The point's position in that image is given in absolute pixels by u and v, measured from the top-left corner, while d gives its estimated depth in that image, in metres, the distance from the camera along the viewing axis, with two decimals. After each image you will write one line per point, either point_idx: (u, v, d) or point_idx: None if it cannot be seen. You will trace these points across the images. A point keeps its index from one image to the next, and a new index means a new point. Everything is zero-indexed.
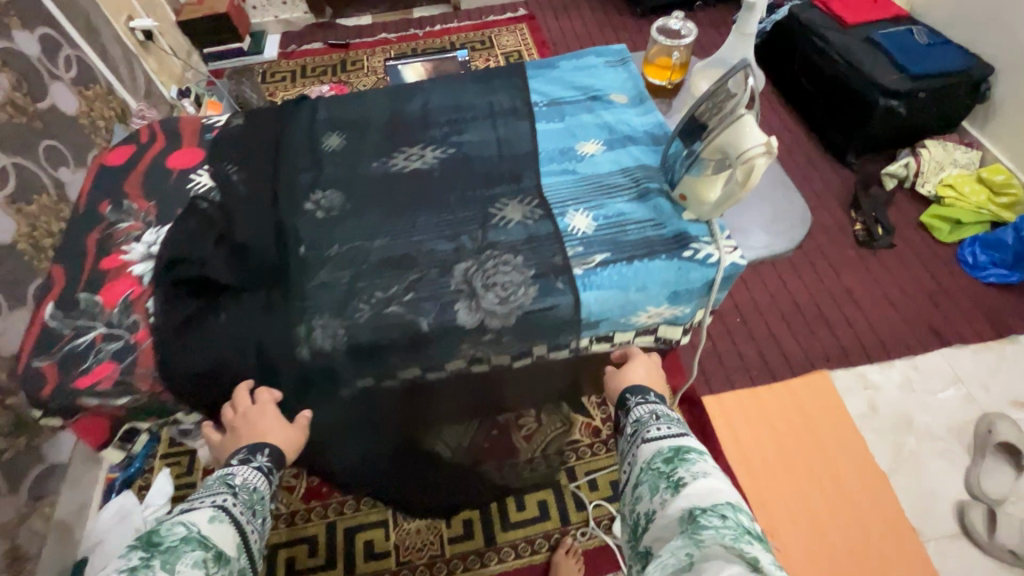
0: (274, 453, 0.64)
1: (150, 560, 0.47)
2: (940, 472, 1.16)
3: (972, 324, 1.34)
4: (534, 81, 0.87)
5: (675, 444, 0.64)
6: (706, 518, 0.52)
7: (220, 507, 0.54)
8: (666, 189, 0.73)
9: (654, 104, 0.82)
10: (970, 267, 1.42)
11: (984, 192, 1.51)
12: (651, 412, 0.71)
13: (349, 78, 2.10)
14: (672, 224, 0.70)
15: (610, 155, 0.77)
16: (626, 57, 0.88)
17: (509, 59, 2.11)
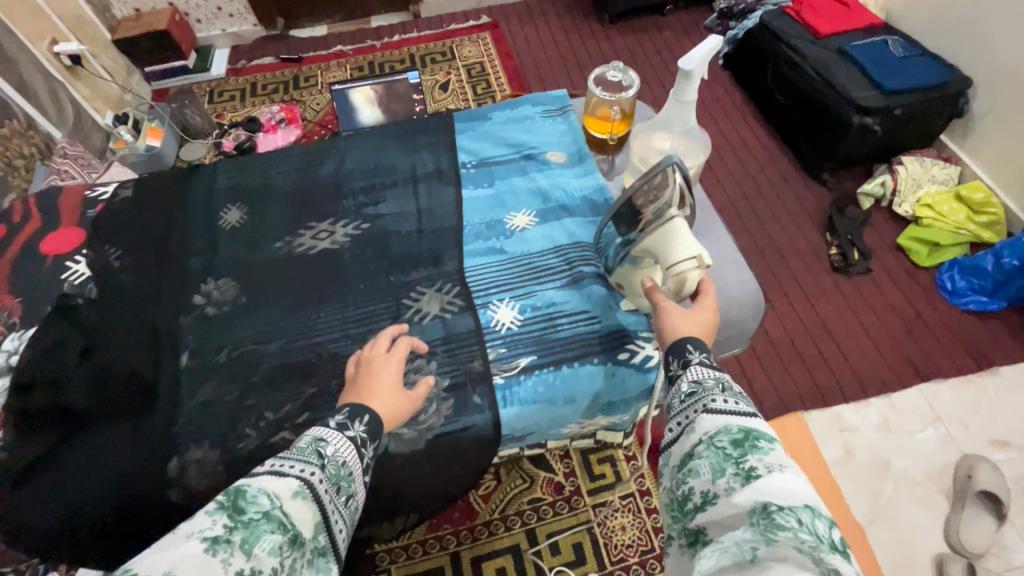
0: (372, 422, 0.62)
1: (233, 534, 0.44)
2: (918, 523, 1.10)
3: (951, 356, 1.28)
4: (467, 137, 0.99)
5: (744, 424, 0.50)
6: (783, 516, 0.40)
7: (305, 481, 0.52)
8: (600, 273, 0.81)
9: (592, 164, 0.93)
10: (949, 294, 1.36)
11: (963, 210, 1.44)
12: (716, 376, 0.56)
13: (301, 95, 1.98)
14: (606, 319, 0.76)
15: (542, 229, 0.86)
16: (565, 109, 0.99)
17: (471, 71, 2.00)
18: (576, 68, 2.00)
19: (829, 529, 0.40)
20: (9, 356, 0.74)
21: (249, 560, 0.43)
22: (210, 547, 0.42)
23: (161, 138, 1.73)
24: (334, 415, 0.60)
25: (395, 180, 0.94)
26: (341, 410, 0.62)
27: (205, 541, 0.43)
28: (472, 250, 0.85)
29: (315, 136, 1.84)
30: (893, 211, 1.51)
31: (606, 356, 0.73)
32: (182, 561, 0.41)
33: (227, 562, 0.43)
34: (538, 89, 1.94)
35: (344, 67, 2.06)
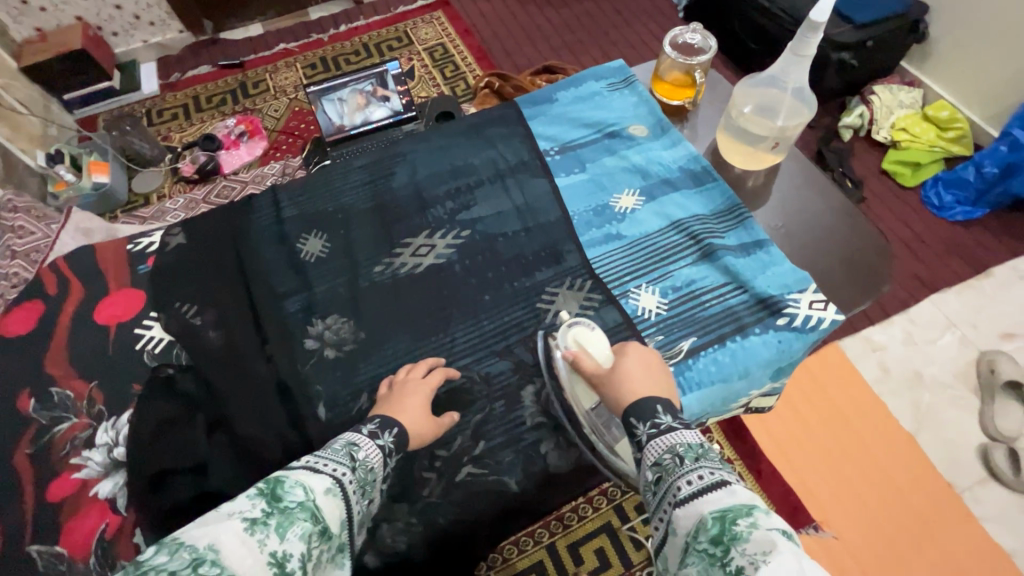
0: (400, 434, 0.68)
1: (270, 517, 0.48)
2: (957, 421, 1.20)
3: (951, 266, 1.39)
4: (545, 124, 1.05)
5: (719, 508, 0.50)
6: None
7: (337, 480, 0.56)
8: (727, 243, 0.88)
9: (676, 133, 1.00)
10: (937, 209, 1.47)
11: (932, 130, 1.55)
12: (670, 451, 0.57)
13: (255, 102, 1.81)
14: (755, 288, 0.83)
15: (652, 207, 0.93)
16: (633, 80, 1.06)
17: (434, 54, 1.90)
18: (542, 38, 1.95)
19: None
20: (110, 448, 0.77)
21: (282, 542, 0.47)
22: (249, 526, 0.46)
23: (109, 172, 1.53)
24: (364, 423, 0.67)
25: (482, 183, 1.00)
26: (371, 420, 0.68)
27: (245, 522, 0.46)
28: (591, 242, 0.92)
29: (283, 147, 1.70)
30: (872, 138, 1.58)
31: (764, 325, 0.80)
32: (225, 536, 0.45)
33: (263, 543, 0.46)
34: (509, 65, 1.88)
35: (293, 67, 1.90)
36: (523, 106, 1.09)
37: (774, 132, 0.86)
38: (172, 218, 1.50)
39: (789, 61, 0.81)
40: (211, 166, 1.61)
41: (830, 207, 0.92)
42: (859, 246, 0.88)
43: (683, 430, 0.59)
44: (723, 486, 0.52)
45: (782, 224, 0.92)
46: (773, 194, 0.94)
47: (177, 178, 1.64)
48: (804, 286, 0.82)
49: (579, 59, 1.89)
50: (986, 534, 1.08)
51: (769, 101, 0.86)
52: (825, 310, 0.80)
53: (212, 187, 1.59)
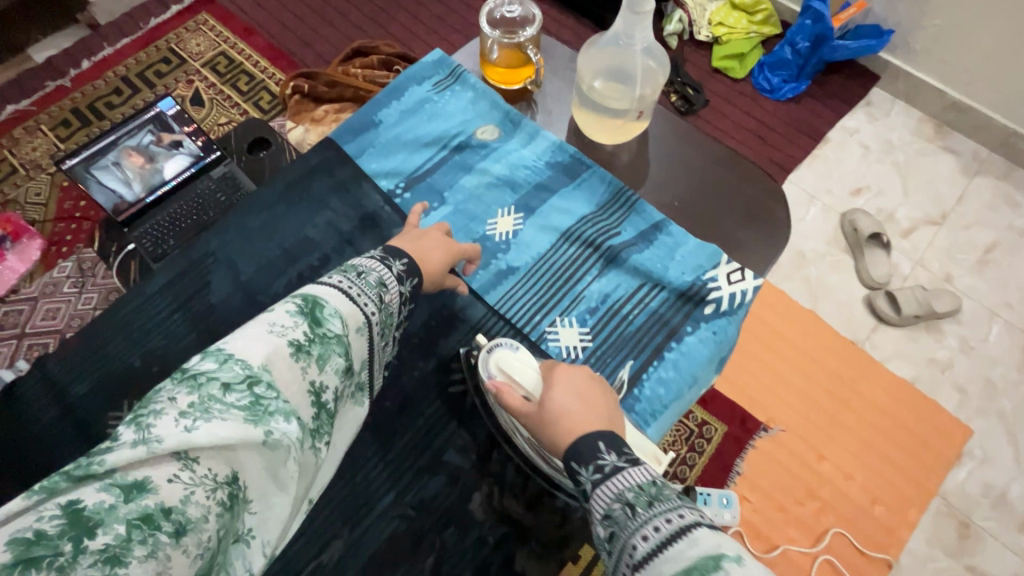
0: (416, 286, 0.69)
1: (312, 348, 0.53)
2: (842, 283, 1.31)
3: (796, 143, 1.48)
4: (384, 160, 0.91)
5: (685, 564, 0.43)
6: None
7: (365, 320, 0.60)
8: (622, 236, 0.85)
9: (530, 125, 0.92)
10: (770, 92, 1.54)
11: (743, 17, 1.59)
12: (620, 499, 0.51)
13: (4, 192, 1.40)
14: (672, 283, 0.82)
15: (536, 222, 0.87)
16: (460, 72, 0.95)
17: (218, 68, 1.59)
18: (338, 16, 1.70)
19: None
20: None
21: (321, 373, 0.53)
22: (294, 354, 0.52)
23: None
24: (373, 252, 0.66)
25: (330, 256, 0.87)
26: (401, 258, 0.68)
27: (291, 347, 0.52)
28: (486, 288, 0.84)
29: (68, 238, 1.34)
30: (696, 40, 1.61)
31: (693, 320, 0.81)
32: (276, 361, 0.50)
33: (306, 370, 0.52)
34: (312, 57, 1.63)
35: (38, 132, 1.49)
36: (343, 141, 0.93)
37: (635, 103, 0.80)
38: None
39: (628, 21, 0.75)
40: None
41: (715, 161, 0.89)
42: (751, 196, 0.87)
43: (636, 470, 0.53)
44: (684, 536, 0.45)
45: (675, 202, 0.89)
46: (651, 165, 0.90)
47: None
48: (717, 260, 0.82)
49: (387, 28, 1.68)
50: (892, 373, 1.22)
51: (618, 69, 0.81)
52: (745, 281, 0.81)
53: None
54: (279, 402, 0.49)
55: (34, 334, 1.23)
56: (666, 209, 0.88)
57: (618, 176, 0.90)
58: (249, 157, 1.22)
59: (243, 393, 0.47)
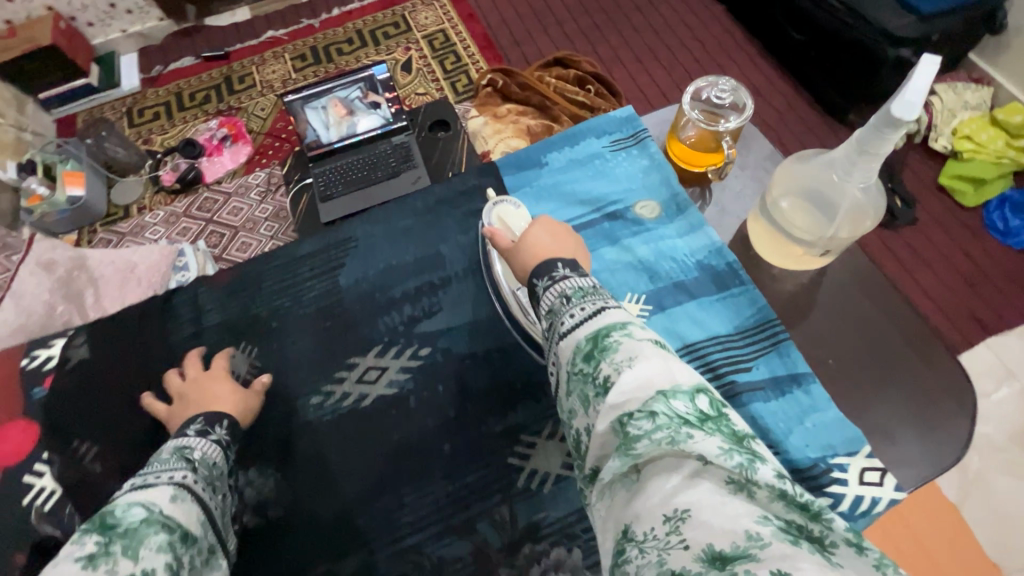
0: (232, 424, 0.71)
1: (112, 545, 0.47)
2: (1010, 491, 1.06)
3: (1013, 306, 1.22)
4: (533, 200, 0.91)
5: (593, 329, 0.51)
6: (636, 424, 0.42)
7: (179, 485, 0.57)
8: (750, 379, 0.75)
9: (697, 214, 0.86)
10: (1002, 234, 1.28)
11: (1001, 137, 1.33)
12: (559, 295, 0.56)
13: (240, 100, 1.67)
14: (788, 452, 0.71)
15: (661, 322, 0.80)
16: (644, 138, 0.93)
17: (434, 42, 1.72)
18: (554, 22, 1.74)
19: (693, 402, 0.43)
20: None
21: (138, 561, 0.47)
22: (88, 563, 0.45)
23: (85, 184, 1.46)
24: (189, 426, 0.67)
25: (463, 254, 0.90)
26: (197, 419, 0.69)
27: (82, 558, 0.45)
28: None
29: (270, 152, 1.57)
30: (929, 147, 1.38)
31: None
32: None
33: (112, 570, 0.45)
34: (516, 55, 1.69)
35: (281, 58, 1.75)
36: (506, 170, 0.96)
37: (822, 241, 0.71)
38: (151, 233, 1.45)
39: (849, 157, 0.64)
40: (191, 175, 1.50)
41: (906, 339, 0.76)
42: (928, 386, 0.74)
43: (579, 276, 0.57)
44: (601, 311, 0.52)
45: (831, 360, 0.76)
46: (817, 308, 0.79)
47: (157, 188, 1.54)
48: (855, 449, 0.70)
49: (595, 46, 1.68)
50: None
51: (818, 197, 0.70)
52: (881, 488, 0.67)
53: (194, 199, 1.50)
54: None
55: (218, 223, 1.46)
56: (817, 366, 0.76)
57: (772, 307, 0.81)
58: (427, 133, 1.29)
59: None
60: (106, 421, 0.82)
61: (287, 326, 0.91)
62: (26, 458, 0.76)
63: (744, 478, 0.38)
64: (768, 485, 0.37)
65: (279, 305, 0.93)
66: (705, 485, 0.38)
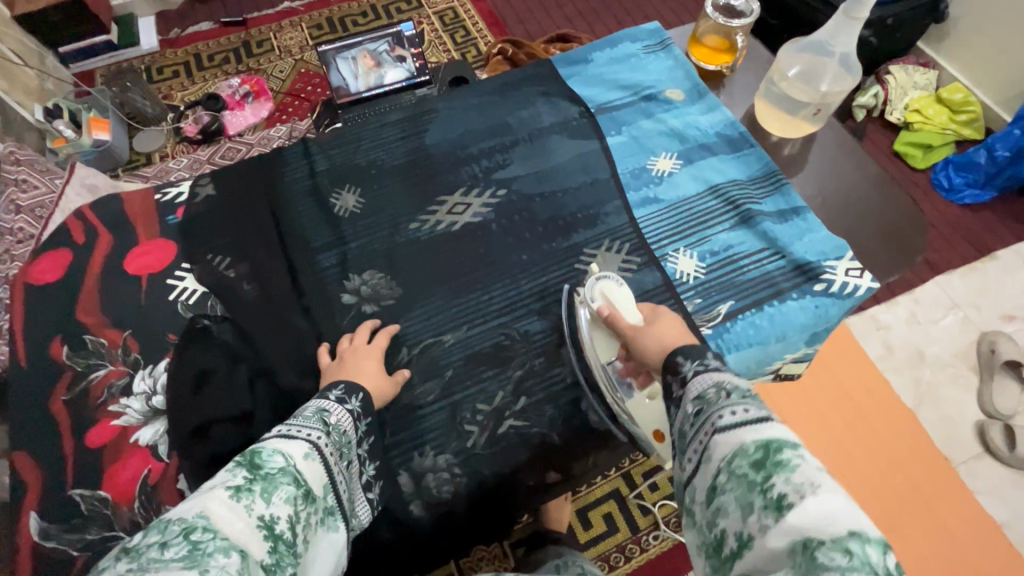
0: (366, 398, 0.73)
1: (254, 483, 0.52)
2: (955, 398, 1.24)
3: (957, 249, 1.41)
4: (579, 86, 1.14)
5: (762, 436, 0.51)
6: (826, 554, 0.42)
7: (313, 446, 0.61)
8: (760, 209, 0.96)
9: (713, 99, 1.08)
10: (947, 191, 1.48)
11: (944, 112, 1.55)
12: (716, 385, 0.58)
13: (259, 62, 1.76)
14: (793, 258, 0.91)
15: (689, 172, 1.01)
16: (669, 44, 1.15)
17: (444, 18, 1.85)
18: (555, 5, 1.90)
19: (883, 554, 0.42)
20: (148, 396, 0.82)
21: (269, 504, 0.52)
22: (234, 494, 0.51)
23: (109, 130, 1.52)
24: (334, 390, 0.71)
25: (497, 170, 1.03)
26: (338, 386, 0.73)
27: (230, 489, 0.51)
28: (632, 205, 0.99)
29: (290, 110, 1.66)
30: (885, 119, 1.59)
31: (802, 290, 0.89)
32: (212, 504, 0.49)
33: (250, 508, 0.51)
34: (521, 32, 1.84)
35: (298, 27, 1.84)
36: (559, 65, 1.17)
37: (817, 99, 0.96)
38: (176, 177, 1.51)
39: (840, 24, 0.91)
40: (215, 126, 1.58)
41: (874, 187, 1.01)
42: (899, 228, 0.97)
43: (729, 372, 0.61)
44: (768, 419, 0.53)
45: (817, 194, 1.01)
46: (810, 164, 1.03)
47: (179, 138, 1.61)
48: (841, 254, 0.91)
49: (593, 27, 1.85)
50: (982, 508, 1.12)
51: (815, 67, 0.96)
52: (861, 278, 0.89)
53: (216, 148, 1.57)
54: (219, 542, 0.47)
55: None
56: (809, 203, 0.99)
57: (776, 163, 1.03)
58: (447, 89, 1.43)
59: (181, 545, 0.46)
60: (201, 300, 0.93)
61: (384, 173, 1.04)
62: (169, 266, 0.94)
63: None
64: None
65: (376, 156, 1.06)
66: None
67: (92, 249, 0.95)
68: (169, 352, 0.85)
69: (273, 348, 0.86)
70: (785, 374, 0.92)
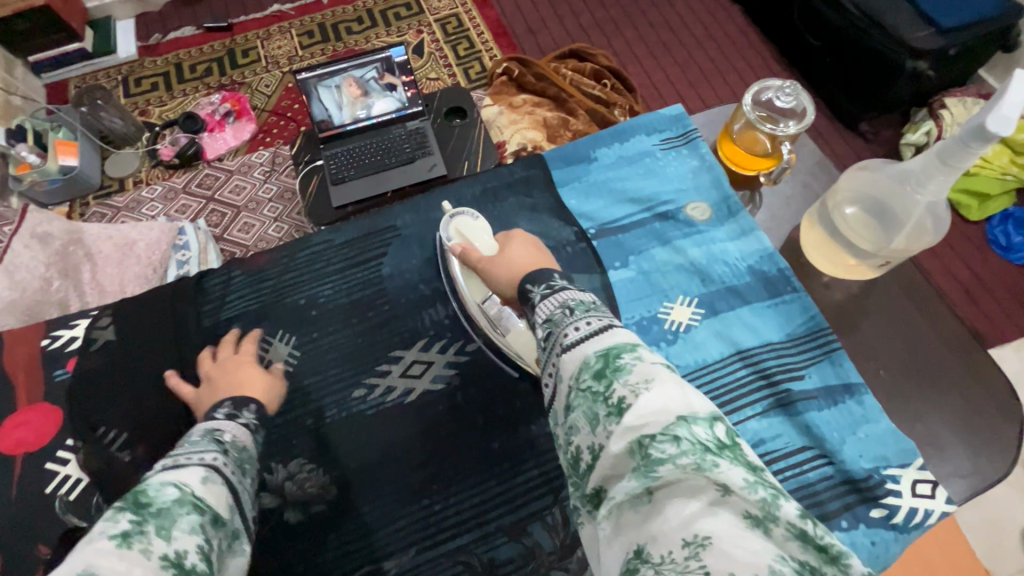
0: (257, 410, 0.74)
1: (145, 523, 0.46)
2: (1003, 501, 1.09)
3: (1012, 319, 1.25)
4: (587, 200, 1.03)
5: (601, 348, 0.50)
6: (658, 447, 0.41)
7: (210, 466, 0.57)
8: (800, 391, 0.85)
9: (744, 218, 0.97)
10: (1004, 249, 1.31)
11: (1006, 153, 1.33)
12: (561, 306, 0.58)
13: (244, 75, 1.62)
14: (839, 462, 0.81)
15: (714, 330, 0.90)
16: (695, 140, 1.05)
17: (447, 27, 1.68)
18: (570, 14, 1.71)
19: (712, 429, 0.43)
20: None
21: (171, 541, 0.46)
22: (122, 543, 0.44)
23: (78, 154, 1.40)
24: (219, 411, 0.69)
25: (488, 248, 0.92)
26: (224, 405, 0.72)
27: (115, 536, 0.44)
28: None
29: (274, 131, 1.52)
30: None
31: (854, 515, 0.77)
32: (99, 560, 0.41)
33: (148, 550, 0.44)
34: (530, 44, 1.66)
35: (287, 34, 1.69)
36: (554, 165, 1.06)
37: (884, 252, 0.82)
38: (148, 210, 1.39)
39: (928, 168, 0.74)
40: (192, 150, 1.45)
41: (951, 348, 0.87)
42: (975, 401, 0.84)
43: (572, 289, 0.61)
44: (608, 328, 0.53)
45: (881, 371, 0.87)
46: (866, 318, 0.91)
47: (155, 162, 1.48)
48: (907, 461, 0.80)
49: (611, 40, 1.66)
50: None
51: (886, 207, 0.80)
52: (933, 500, 0.77)
53: (194, 175, 1.44)
54: None
55: (219, 202, 1.41)
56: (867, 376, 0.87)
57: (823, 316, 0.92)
58: (443, 121, 1.28)
59: None
60: (162, 401, 0.87)
61: None
62: (53, 441, 0.84)
63: (766, 513, 0.38)
64: (793, 522, 0.37)
65: (316, 292, 0.97)
66: (724, 516, 0.38)
67: None
68: (38, 573, 0.75)
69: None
70: None
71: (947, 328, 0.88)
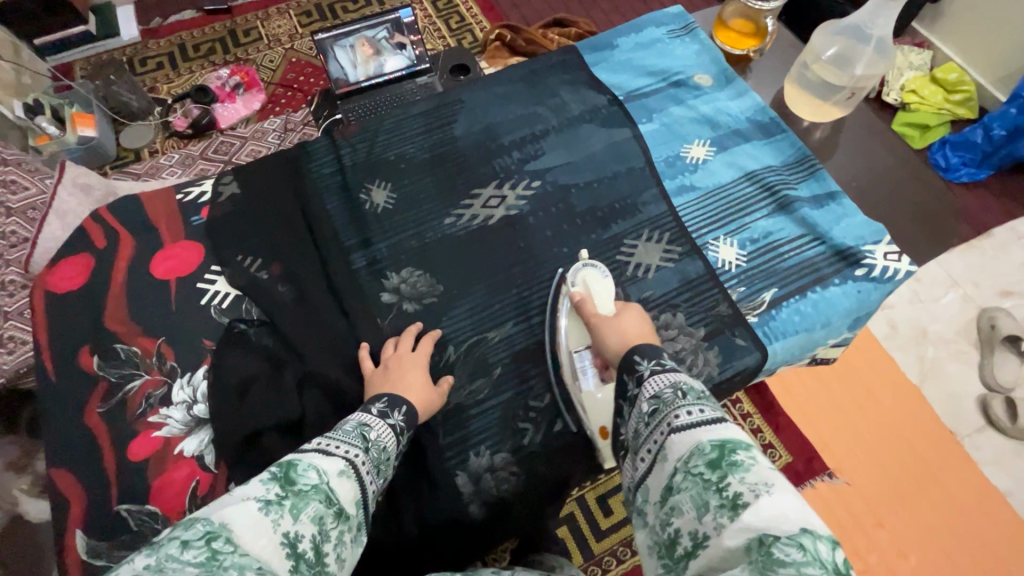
0: (409, 411, 0.75)
1: (284, 498, 0.51)
2: (958, 373, 1.27)
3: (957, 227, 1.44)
4: (608, 72, 1.16)
5: (718, 438, 0.55)
6: (781, 548, 0.44)
7: (349, 463, 0.60)
8: (797, 197, 1.00)
9: (739, 83, 1.13)
10: (945, 170, 1.50)
11: (939, 92, 1.56)
12: (673, 387, 0.63)
13: (248, 52, 1.70)
14: (832, 243, 0.96)
15: (724, 159, 1.05)
16: (695, 29, 1.19)
17: (437, 3, 1.80)
18: None
19: (832, 547, 0.44)
20: (189, 407, 0.84)
21: (296, 521, 0.50)
22: (264, 507, 0.50)
23: (95, 126, 1.45)
24: (378, 403, 0.73)
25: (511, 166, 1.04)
26: (381, 400, 0.75)
27: (259, 501, 0.50)
28: (669, 193, 1.02)
29: (283, 101, 1.62)
30: (882, 100, 1.60)
31: (843, 275, 0.93)
32: (237, 516, 0.48)
33: (276, 523, 0.50)
34: (515, 16, 1.80)
35: (286, 14, 1.78)
36: (585, 52, 1.20)
37: (852, 82, 1.01)
38: (168, 174, 1.46)
39: (879, 6, 0.97)
40: (206, 120, 1.52)
41: (898, 166, 1.07)
42: (925, 202, 1.04)
43: (683, 376, 0.65)
44: (723, 423, 0.57)
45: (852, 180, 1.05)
46: (840, 149, 1.09)
47: (169, 133, 1.55)
48: (880, 238, 0.96)
49: (589, 11, 1.82)
50: (986, 478, 1.16)
51: (850, 46, 1.01)
52: (900, 261, 0.93)
53: (209, 143, 1.52)
54: (237, 558, 0.45)
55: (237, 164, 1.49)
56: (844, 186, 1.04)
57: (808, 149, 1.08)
58: (449, 76, 1.40)
59: (200, 549, 0.45)
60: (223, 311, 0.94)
61: (405, 175, 1.05)
62: (152, 305, 0.92)
63: None
64: None
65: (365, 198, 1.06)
66: None
67: (108, 261, 0.95)
68: (207, 359, 0.87)
69: (314, 359, 0.87)
70: (822, 359, 0.95)
71: (899, 164, 1.07)
